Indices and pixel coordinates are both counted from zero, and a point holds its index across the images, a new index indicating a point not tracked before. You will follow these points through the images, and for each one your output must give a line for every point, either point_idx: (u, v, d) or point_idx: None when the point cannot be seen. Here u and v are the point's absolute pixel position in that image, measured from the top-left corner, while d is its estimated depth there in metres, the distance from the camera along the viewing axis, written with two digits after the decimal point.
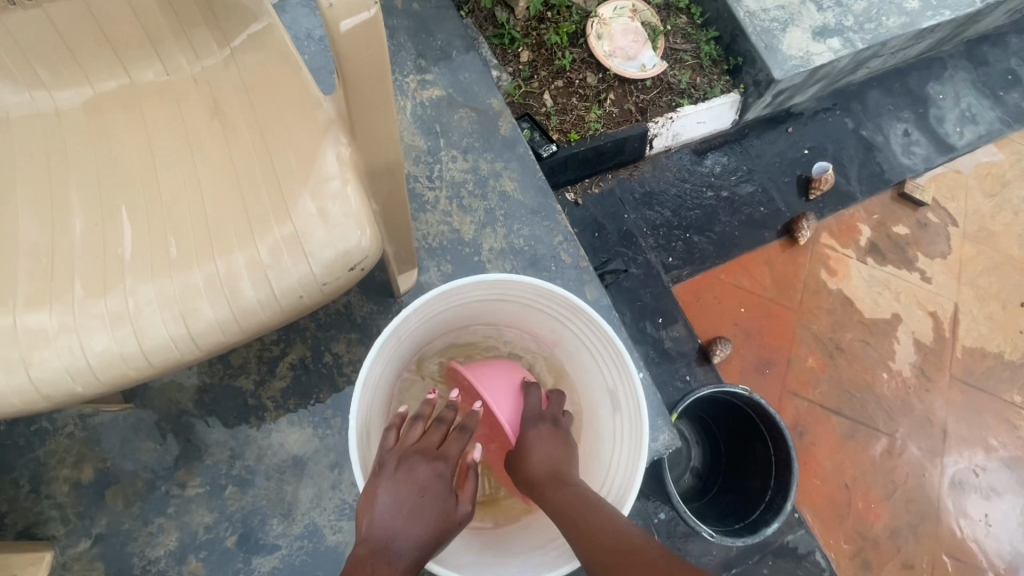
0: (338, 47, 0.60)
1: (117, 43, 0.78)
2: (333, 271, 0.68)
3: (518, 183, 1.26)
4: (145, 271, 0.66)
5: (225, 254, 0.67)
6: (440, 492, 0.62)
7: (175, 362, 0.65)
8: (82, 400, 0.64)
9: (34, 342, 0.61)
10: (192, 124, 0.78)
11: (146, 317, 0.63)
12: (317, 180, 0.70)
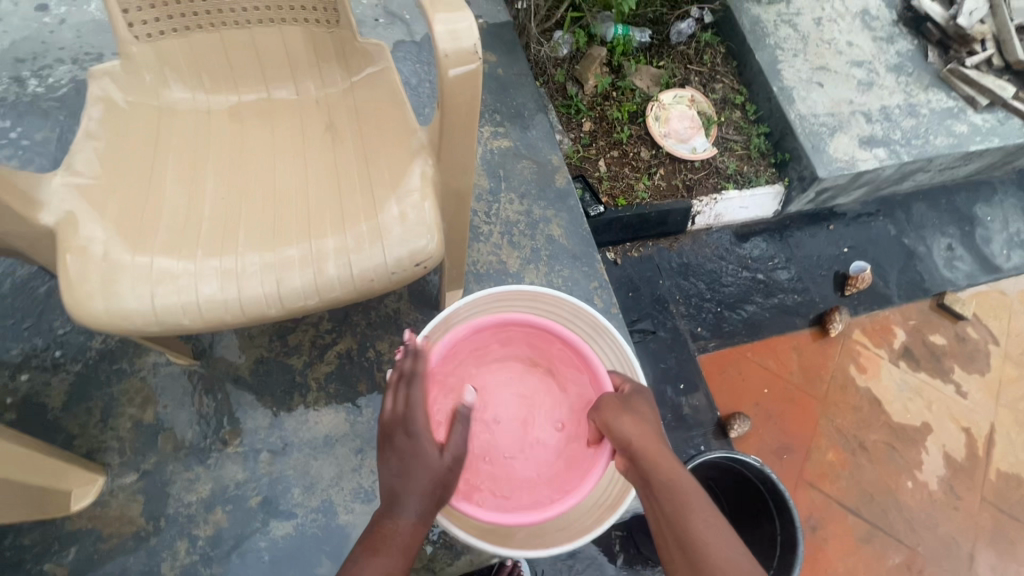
0: (444, 87, 0.76)
1: (265, 65, 0.99)
2: (402, 264, 0.81)
3: (565, 230, 1.39)
4: (254, 242, 0.81)
5: (320, 238, 0.81)
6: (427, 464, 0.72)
7: (262, 317, 0.78)
8: (182, 334, 0.77)
9: (160, 279, 0.75)
10: (310, 136, 0.95)
11: (249, 277, 0.77)
12: (402, 191, 0.85)
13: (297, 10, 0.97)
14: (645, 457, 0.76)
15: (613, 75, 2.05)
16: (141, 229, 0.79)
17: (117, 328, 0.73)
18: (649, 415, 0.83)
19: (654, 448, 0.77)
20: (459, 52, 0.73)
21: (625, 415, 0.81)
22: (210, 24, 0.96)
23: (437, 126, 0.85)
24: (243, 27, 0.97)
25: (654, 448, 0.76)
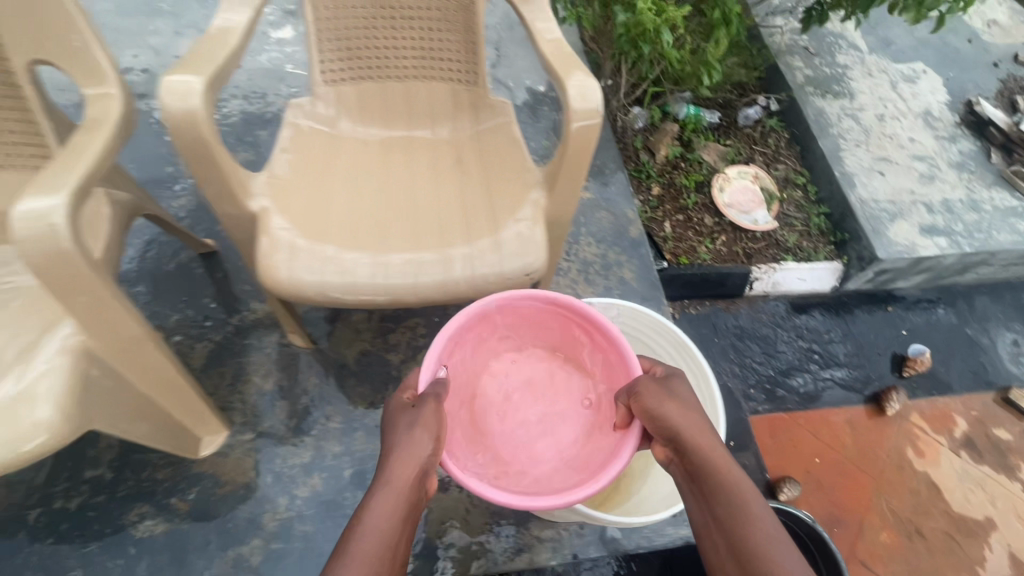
0: (569, 136, 0.94)
1: (413, 110, 1.23)
2: (515, 273, 0.97)
3: (635, 275, 1.54)
4: (399, 242, 0.99)
5: (452, 247, 0.99)
6: (408, 437, 0.74)
7: (399, 302, 0.95)
8: (334, 308, 0.95)
9: (327, 261, 0.94)
10: (442, 167, 1.17)
11: (394, 268, 0.95)
12: (520, 216, 1.03)
13: (446, 70, 1.21)
14: (691, 444, 0.75)
15: (683, 148, 2.25)
16: (313, 221, 0.99)
17: (292, 294, 0.91)
18: (690, 398, 0.82)
19: (702, 439, 0.75)
20: (587, 109, 0.92)
21: (669, 401, 0.79)
22: (378, 76, 1.21)
23: (554, 167, 1.03)
24: (401, 79, 1.22)
25: (704, 440, 0.75)
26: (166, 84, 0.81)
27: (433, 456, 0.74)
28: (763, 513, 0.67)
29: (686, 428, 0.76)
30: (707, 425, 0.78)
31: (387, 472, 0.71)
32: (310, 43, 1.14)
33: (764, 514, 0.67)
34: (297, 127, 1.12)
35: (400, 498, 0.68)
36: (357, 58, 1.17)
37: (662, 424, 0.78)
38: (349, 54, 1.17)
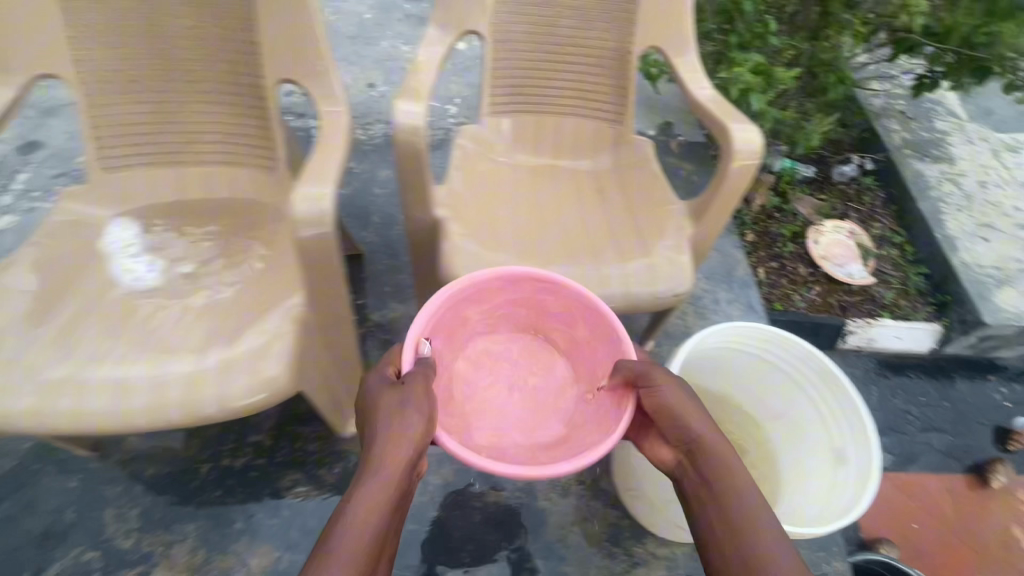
0: (727, 177, 1.04)
1: (561, 141, 1.35)
2: (665, 297, 1.06)
3: (744, 312, 1.58)
4: (557, 258, 1.10)
5: (605, 266, 1.09)
6: (397, 419, 0.75)
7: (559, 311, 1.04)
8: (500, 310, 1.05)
9: (499, 268, 1.05)
10: (587, 195, 1.28)
11: (557, 280, 1.05)
12: (669, 246, 1.12)
13: (596, 108, 1.34)
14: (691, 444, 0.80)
15: (778, 199, 2.30)
16: (483, 232, 1.11)
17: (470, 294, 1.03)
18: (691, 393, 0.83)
19: (699, 441, 0.80)
20: (749, 152, 1.02)
21: (674, 399, 0.82)
22: (534, 108, 1.34)
23: (702, 203, 1.13)
24: (554, 112, 1.35)
25: (702, 442, 0.79)
26: (398, 108, 0.97)
27: (420, 439, 0.74)
28: (752, 497, 0.74)
29: (682, 414, 0.81)
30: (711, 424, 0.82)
31: (379, 460, 0.72)
32: (482, 76, 1.30)
33: (752, 498, 0.74)
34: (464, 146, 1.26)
35: (388, 485, 0.70)
36: (519, 92, 1.32)
37: (658, 405, 0.82)
38: (512, 89, 1.31)
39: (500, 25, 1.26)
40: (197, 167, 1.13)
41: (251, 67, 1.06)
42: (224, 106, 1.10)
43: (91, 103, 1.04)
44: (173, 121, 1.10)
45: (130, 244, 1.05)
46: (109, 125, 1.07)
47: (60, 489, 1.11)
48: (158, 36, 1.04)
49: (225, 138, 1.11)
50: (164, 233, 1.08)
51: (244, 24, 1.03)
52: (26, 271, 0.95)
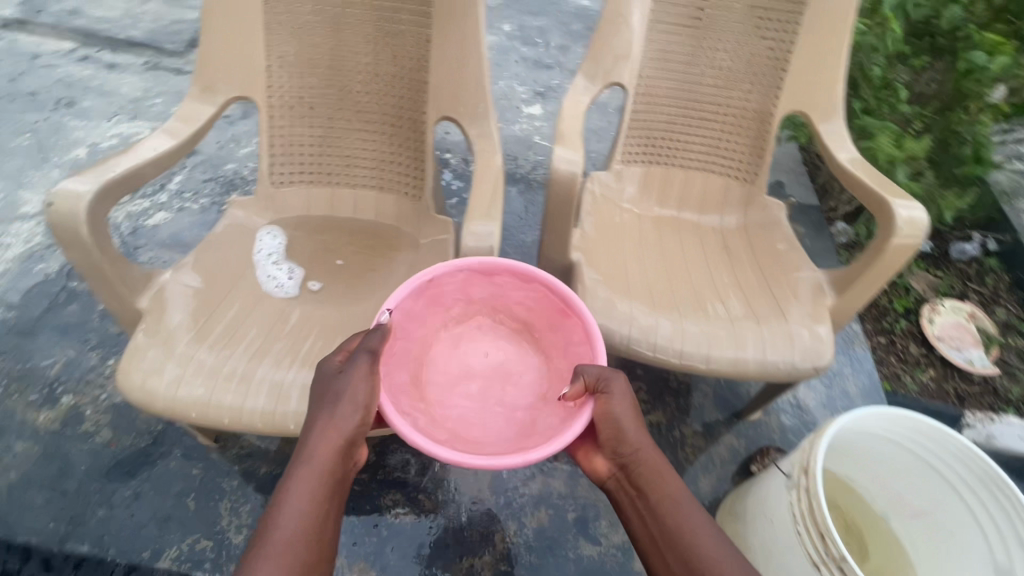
0: (886, 248, 0.99)
1: (686, 196, 1.35)
2: (805, 365, 1.01)
3: (860, 390, 1.48)
4: (690, 313, 1.07)
5: (742, 327, 1.05)
6: (331, 411, 0.74)
7: (692, 368, 1.01)
8: (631, 360, 1.03)
9: (634, 317, 1.03)
10: (711, 252, 1.27)
11: (691, 335, 1.02)
12: (808, 313, 1.08)
13: (728, 167, 1.33)
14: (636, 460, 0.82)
15: None
16: (616, 279, 1.10)
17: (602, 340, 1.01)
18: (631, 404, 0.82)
19: (644, 457, 0.82)
20: (915, 226, 0.97)
21: (621, 416, 0.82)
22: (665, 161, 1.35)
23: (848, 275, 1.08)
24: (684, 167, 1.35)
25: (644, 460, 0.82)
26: (555, 153, 1.00)
27: (355, 428, 0.73)
28: (684, 503, 0.79)
29: (620, 423, 0.82)
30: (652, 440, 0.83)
31: (310, 452, 0.71)
32: (618, 126, 1.33)
33: (686, 504, 0.79)
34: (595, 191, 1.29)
35: (319, 476, 0.70)
36: (651, 145, 1.34)
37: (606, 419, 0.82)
38: (645, 141, 1.34)
39: (643, 81, 1.30)
40: (348, 188, 1.22)
41: (416, 104, 1.14)
42: (383, 136, 1.18)
43: (272, 124, 1.15)
44: (335, 146, 1.19)
45: (273, 252, 1.12)
46: (281, 144, 1.17)
47: (183, 475, 1.16)
48: (340, 70, 1.15)
49: (379, 165, 1.20)
50: (314, 246, 1.15)
51: (418, 65, 1.12)
52: (197, 268, 1.03)
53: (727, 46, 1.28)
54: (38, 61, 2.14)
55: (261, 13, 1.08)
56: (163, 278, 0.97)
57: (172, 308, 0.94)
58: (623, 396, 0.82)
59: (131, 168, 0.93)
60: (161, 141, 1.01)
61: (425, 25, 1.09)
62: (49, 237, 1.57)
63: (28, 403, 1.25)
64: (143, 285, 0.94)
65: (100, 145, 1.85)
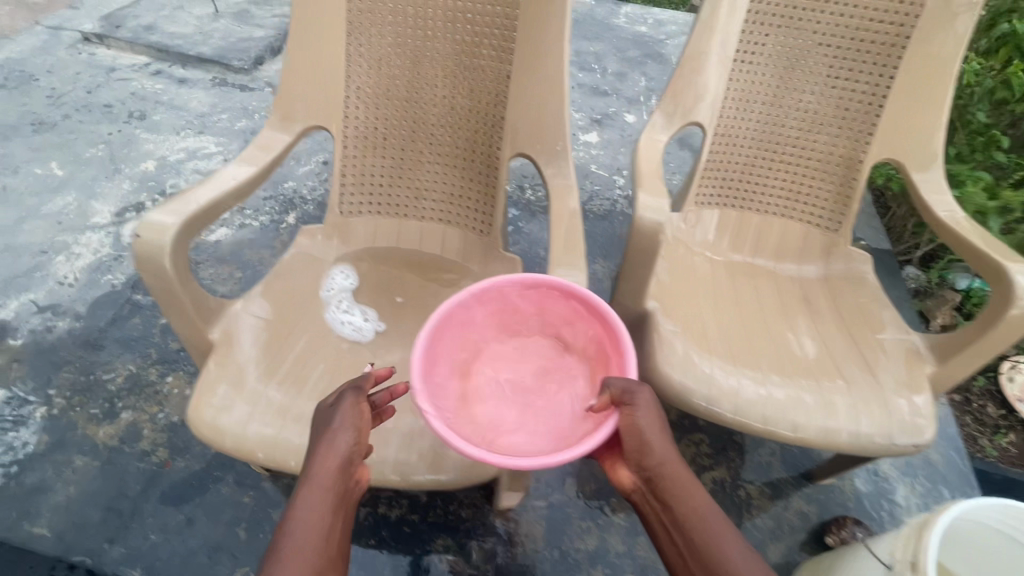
0: (1000, 320, 0.93)
1: (763, 241, 1.29)
2: (907, 441, 0.92)
3: (944, 458, 1.36)
4: (773, 372, 1.01)
5: (832, 392, 0.98)
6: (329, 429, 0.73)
7: (779, 435, 0.94)
8: (710, 422, 0.97)
9: (715, 376, 0.97)
10: (790, 302, 1.20)
11: (779, 399, 0.95)
12: (905, 381, 1.00)
13: (809, 213, 1.27)
14: (660, 474, 0.82)
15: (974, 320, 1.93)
16: (694, 331, 1.04)
17: (684, 401, 0.96)
18: (652, 413, 0.82)
19: (667, 468, 0.82)
20: None
21: (642, 426, 0.82)
22: (740, 204, 1.29)
23: (952, 343, 1.01)
24: (760, 212, 1.29)
25: (667, 472, 0.82)
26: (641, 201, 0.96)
27: (352, 447, 0.73)
28: (711, 518, 0.78)
29: (644, 434, 0.82)
30: (675, 449, 0.84)
31: (312, 467, 0.70)
32: (694, 166, 1.27)
33: (713, 518, 0.78)
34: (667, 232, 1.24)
35: (322, 488, 0.69)
36: (728, 187, 1.28)
37: (630, 429, 0.82)
38: (722, 182, 1.28)
39: (724, 121, 1.24)
40: (415, 221, 1.20)
41: (490, 139, 1.12)
42: (454, 170, 1.16)
43: (344, 155, 1.15)
44: (404, 177, 1.17)
45: (343, 294, 1.08)
46: (352, 174, 1.16)
47: (234, 503, 1.15)
48: (416, 102, 1.13)
49: (448, 199, 1.17)
50: (380, 279, 1.13)
51: (495, 100, 1.10)
52: (266, 298, 1.01)
53: (815, 88, 1.21)
54: (115, 75, 2.22)
55: (344, 45, 1.08)
56: (235, 308, 0.96)
57: (243, 340, 0.93)
58: (648, 407, 0.82)
59: (212, 201, 0.93)
60: (240, 172, 1.01)
61: (506, 60, 1.07)
62: (117, 249, 1.61)
63: (89, 417, 1.26)
64: (216, 315, 0.93)
65: (168, 158, 1.90)
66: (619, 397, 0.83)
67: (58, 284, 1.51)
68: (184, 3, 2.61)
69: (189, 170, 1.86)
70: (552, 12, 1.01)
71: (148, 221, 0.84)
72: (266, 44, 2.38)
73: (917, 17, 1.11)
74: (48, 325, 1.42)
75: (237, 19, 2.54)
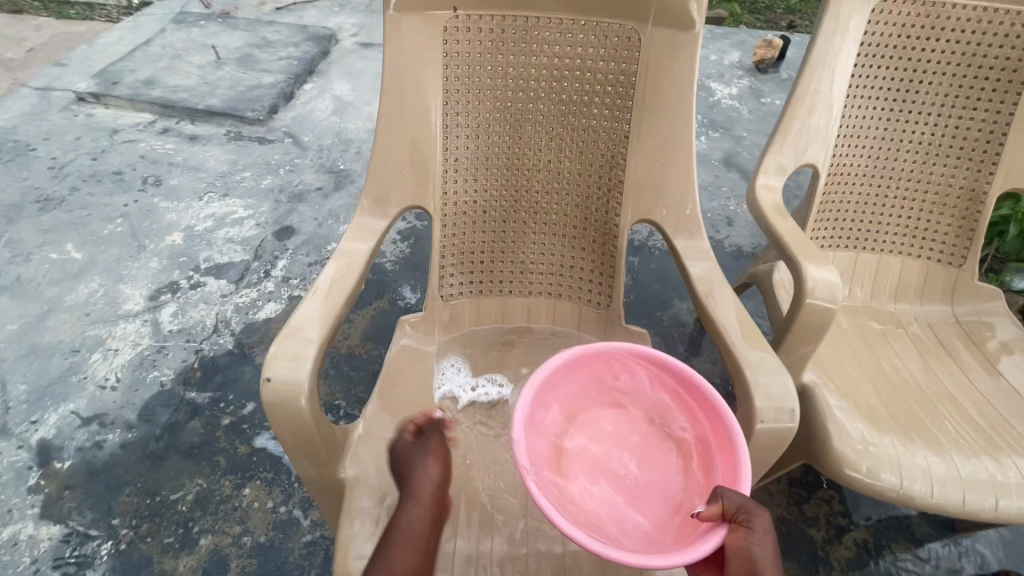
0: None
1: (882, 282, 1.25)
2: None
3: None
4: (948, 442, 0.95)
5: (1018, 460, 0.92)
6: (411, 452, 0.80)
7: (979, 515, 0.86)
8: (899, 505, 0.88)
9: (897, 451, 0.91)
10: (926, 351, 1.16)
11: (970, 475, 0.89)
12: None
13: (926, 249, 1.24)
14: None
15: None
16: (855, 401, 1.01)
17: (874, 485, 0.87)
18: (766, 542, 0.65)
19: None
20: None
21: (754, 554, 0.65)
22: (853, 244, 1.27)
23: None
24: (874, 251, 1.27)
25: None
26: (811, 274, 0.92)
27: (442, 470, 0.79)
28: None
29: (758, 567, 0.64)
30: None
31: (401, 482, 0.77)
32: (808, 205, 1.21)
33: None
34: (784, 284, 1.19)
35: (412, 500, 0.74)
36: (840, 226, 1.25)
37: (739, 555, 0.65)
38: (834, 220, 1.24)
39: (839, 158, 1.19)
40: (521, 297, 1.09)
41: (605, 205, 1.01)
42: (563, 239, 1.05)
43: (443, 233, 1.03)
44: (505, 250, 1.06)
45: (460, 382, 0.98)
46: (451, 252, 1.05)
47: None
48: (517, 169, 1.02)
49: (558, 270, 1.07)
50: (494, 364, 1.01)
51: (607, 163, 1.00)
52: (386, 412, 0.90)
53: (929, 119, 1.17)
54: (119, 137, 2.06)
55: (440, 116, 0.97)
56: (358, 432, 0.86)
57: (379, 470, 0.81)
58: (765, 536, 0.65)
59: (333, 317, 0.80)
60: (344, 269, 0.87)
61: (623, 119, 0.96)
62: (158, 339, 1.45)
63: (164, 547, 1.12)
64: (343, 446, 0.82)
65: (195, 228, 1.74)
66: (731, 514, 0.66)
67: (98, 388, 1.35)
68: (181, 51, 2.45)
69: (221, 240, 1.71)
70: (678, 68, 0.91)
71: (277, 352, 0.74)
72: (278, 90, 2.24)
73: None
74: (97, 440, 1.26)
75: (241, 64, 2.39)
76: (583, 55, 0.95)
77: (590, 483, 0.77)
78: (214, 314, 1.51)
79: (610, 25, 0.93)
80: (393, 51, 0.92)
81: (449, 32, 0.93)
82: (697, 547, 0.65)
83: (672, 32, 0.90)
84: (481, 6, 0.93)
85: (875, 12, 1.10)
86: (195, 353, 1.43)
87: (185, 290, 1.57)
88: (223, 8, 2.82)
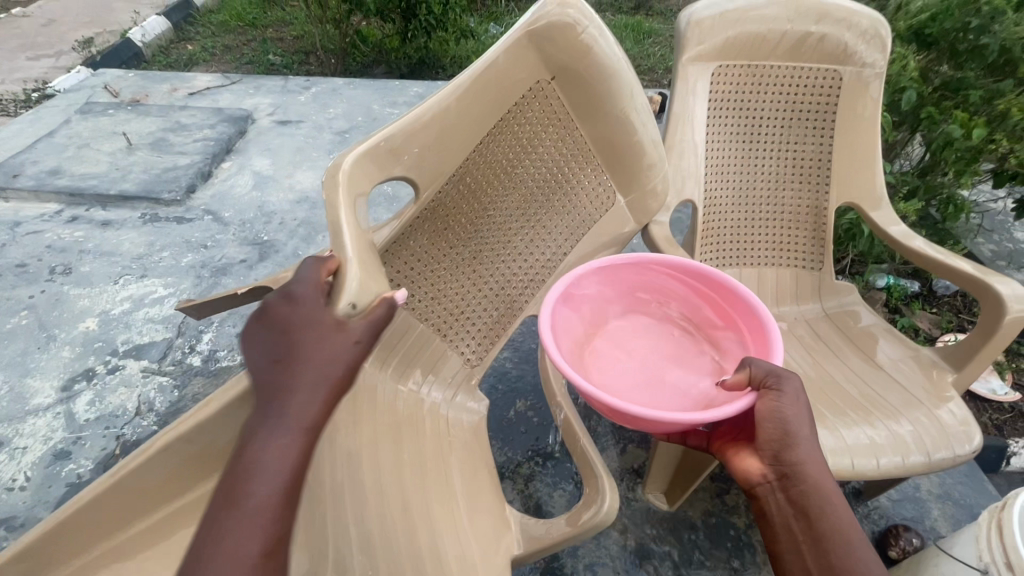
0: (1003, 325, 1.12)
1: (764, 291, 1.47)
2: (966, 433, 1.09)
3: None
4: (833, 412, 1.13)
5: (889, 423, 1.11)
6: (319, 329, 0.65)
7: (865, 473, 1.03)
8: None
9: None
10: (811, 341, 1.36)
11: (853, 441, 1.07)
12: (945, 399, 1.15)
13: (793, 259, 1.49)
14: (803, 471, 0.84)
15: (895, 306, 2.18)
16: None
17: None
18: (799, 402, 0.84)
19: (810, 465, 0.84)
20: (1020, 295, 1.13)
21: (788, 413, 0.84)
22: (731, 258, 1.49)
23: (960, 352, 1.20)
24: (754, 264, 1.50)
25: (809, 468, 0.83)
26: None
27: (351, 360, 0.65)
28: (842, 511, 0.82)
29: (792, 423, 0.84)
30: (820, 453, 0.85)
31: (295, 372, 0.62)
32: (694, 223, 1.44)
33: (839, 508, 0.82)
34: None
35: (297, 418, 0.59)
36: (721, 239, 1.48)
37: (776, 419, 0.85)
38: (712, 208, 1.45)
39: (715, 177, 1.45)
40: (417, 317, 1.18)
41: (523, 292, 1.29)
42: (484, 292, 1.25)
43: (412, 221, 1.10)
44: (437, 267, 1.18)
45: None
46: (395, 247, 1.11)
47: None
48: (492, 212, 1.21)
49: (456, 314, 1.23)
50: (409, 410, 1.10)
51: (542, 262, 1.29)
52: None
53: (782, 151, 1.46)
54: (21, 229, 1.99)
55: (489, 132, 1.13)
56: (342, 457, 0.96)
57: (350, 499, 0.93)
58: (795, 397, 0.84)
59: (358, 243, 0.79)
60: (356, 189, 0.88)
61: (570, 239, 1.29)
62: (72, 430, 1.39)
63: None
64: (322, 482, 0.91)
65: (110, 311, 1.70)
66: (762, 381, 0.87)
67: (6, 491, 1.27)
68: (88, 140, 2.44)
69: (141, 321, 1.67)
70: (605, 245, 1.31)
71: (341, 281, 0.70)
72: (195, 170, 2.27)
73: (837, 96, 1.41)
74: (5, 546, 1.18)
75: (154, 149, 2.41)
76: (579, 175, 1.25)
77: (630, 363, 1.10)
78: (135, 396, 1.47)
79: (603, 181, 1.26)
80: (495, 67, 1.06)
81: (541, 83, 1.14)
82: (735, 402, 0.87)
83: (623, 218, 1.29)
84: (565, 89, 1.16)
85: (730, 65, 1.39)
86: (116, 439, 1.37)
87: (102, 376, 1.51)
88: (132, 96, 2.85)
